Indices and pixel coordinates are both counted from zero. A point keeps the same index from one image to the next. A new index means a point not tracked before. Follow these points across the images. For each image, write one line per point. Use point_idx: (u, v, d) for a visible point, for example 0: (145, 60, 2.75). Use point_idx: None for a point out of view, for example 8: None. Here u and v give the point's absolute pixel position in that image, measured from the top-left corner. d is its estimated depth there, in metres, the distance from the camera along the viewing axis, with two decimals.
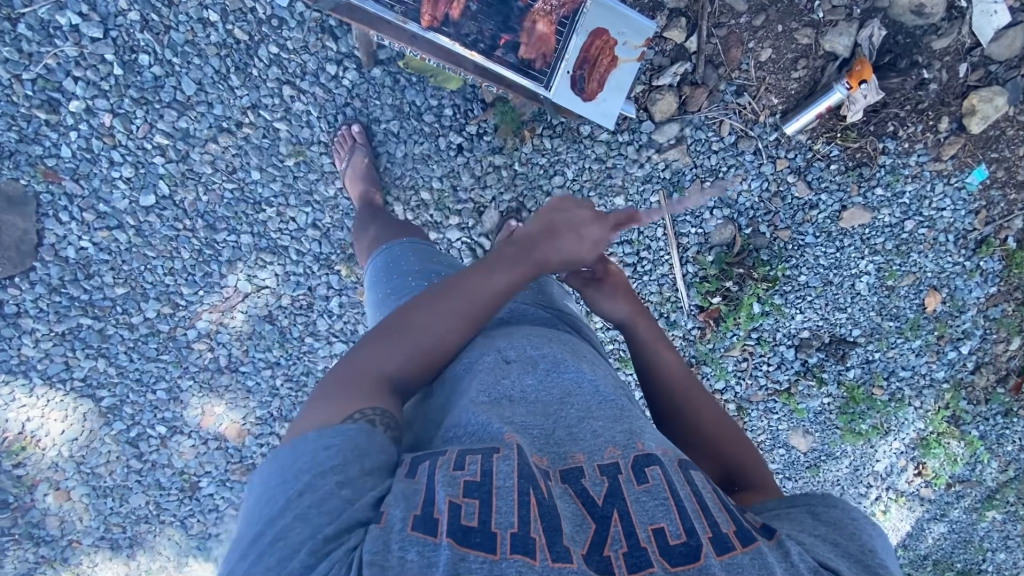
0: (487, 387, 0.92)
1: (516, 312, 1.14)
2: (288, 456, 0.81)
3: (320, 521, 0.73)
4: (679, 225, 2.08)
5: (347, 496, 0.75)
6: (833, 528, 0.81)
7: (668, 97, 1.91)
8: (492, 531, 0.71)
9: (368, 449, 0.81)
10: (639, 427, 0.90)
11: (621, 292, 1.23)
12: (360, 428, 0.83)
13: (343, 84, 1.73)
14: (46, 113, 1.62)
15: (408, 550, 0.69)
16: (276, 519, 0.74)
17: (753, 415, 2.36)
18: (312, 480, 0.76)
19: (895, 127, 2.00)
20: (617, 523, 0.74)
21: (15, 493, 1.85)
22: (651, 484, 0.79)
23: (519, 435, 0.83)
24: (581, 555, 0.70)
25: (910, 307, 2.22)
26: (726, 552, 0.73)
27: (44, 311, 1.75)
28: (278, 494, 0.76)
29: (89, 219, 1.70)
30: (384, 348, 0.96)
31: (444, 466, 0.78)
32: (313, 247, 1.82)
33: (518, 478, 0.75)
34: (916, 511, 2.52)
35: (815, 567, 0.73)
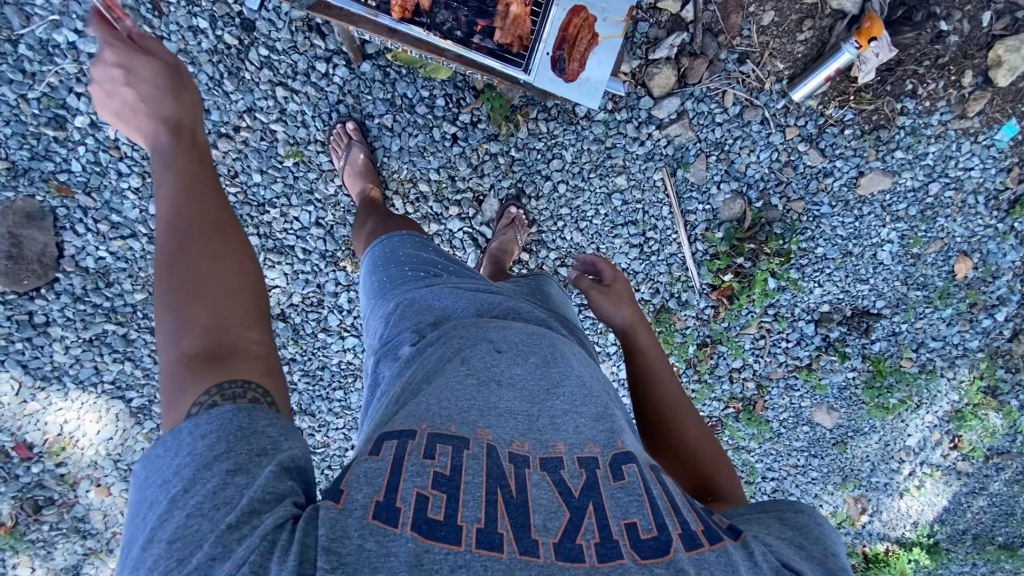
0: (477, 373, 0.91)
1: (510, 309, 1.12)
2: (161, 456, 0.72)
3: (218, 515, 0.67)
4: (685, 202, 2.01)
5: (234, 482, 0.69)
6: (800, 531, 0.80)
7: (666, 70, 1.84)
8: (458, 524, 0.70)
9: (253, 428, 0.74)
10: (623, 429, 0.89)
11: (625, 303, 1.32)
12: (237, 409, 0.75)
13: (335, 82, 1.74)
14: (53, 129, 1.68)
15: (367, 539, 0.67)
16: (167, 522, 0.67)
17: (774, 392, 2.29)
18: (200, 461, 0.70)
19: (913, 86, 1.88)
20: (590, 515, 0.74)
21: (59, 491, 1.97)
22: (626, 481, 0.78)
23: (495, 431, 0.82)
24: (550, 547, 0.70)
25: (939, 275, 2.11)
26: (695, 548, 0.71)
27: (71, 319, 1.84)
28: (163, 499, 0.69)
29: (104, 229, 1.77)
30: (166, 334, 0.82)
31: (413, 453, 0.76)
32: (318, 245, 1.86)
33: (487, 478, 0.75)
34: (953, 485, 2.42)
35: (779, 566, 0.73)
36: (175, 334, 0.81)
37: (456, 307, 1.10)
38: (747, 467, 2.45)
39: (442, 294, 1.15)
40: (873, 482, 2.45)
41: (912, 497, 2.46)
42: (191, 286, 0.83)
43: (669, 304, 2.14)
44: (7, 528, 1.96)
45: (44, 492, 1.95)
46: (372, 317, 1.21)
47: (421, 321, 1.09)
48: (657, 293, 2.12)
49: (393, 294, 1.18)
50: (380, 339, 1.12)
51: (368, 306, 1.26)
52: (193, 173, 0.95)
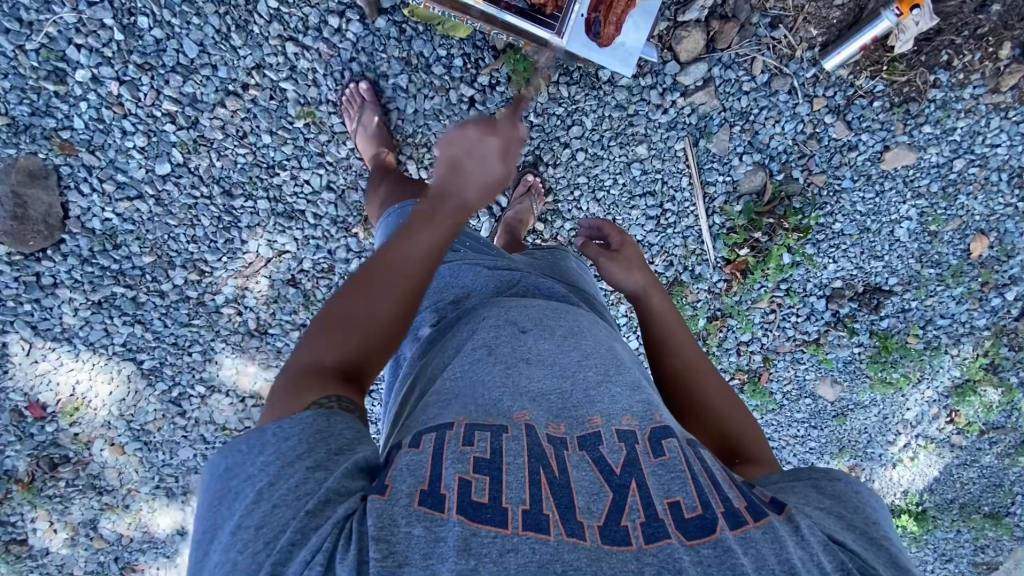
0: (505, 355, 0.90)
1: (532, 286, 1.10)
2: (242, 451, 0.74)
3: (300, 506, 0.68)
4: (706, 173, 1.97)
5: (314, 477, 0.70)
6: (838, 501, 0.81)
7: (695, 34, 1.76)
8: (503, 506, 0.70)
9: (332, 431, 0.75)
10: (655, 402, 0.89)
11: (634, 265, 1.26)
12: (317, 413, 0.76)
13: (348, 38, 1.65)
14: (54, 84, 1.60)
15: (415, 525, 0.67)
16: (254, 512, 0.68)
17: (779, 365, 2.31)
18: (285, 459, 0.72)
19: (949, 57, 1.81)
20: (634, 492, 0.73)
21: (73, 449, 1.99)
22: (666, 457, 0.78)
23: (531, 411, 0.82)
24: (595, 529, 0.69)
25: (954, 253, 2.10)
26: (739, 526, 0.71)
27: (79, 281, 1.81)
28: (249, 490, 0.70)
29: (110, 189, 1.71)
30: (312, 348, 0.85)
31: (452, 441, 0.76)
32: (329, 211, 1.81)
33: (528, 458, 0.75)
34: (946, 457, 2.49)
35: (825, 541, 0.72)
36: (317, 351, 0.84)
37: (478, 286, 1.09)
38: None
39: (460, 273, 1.13)
40: (868, 453, 2.51)
41: (905, 468, 2.53)
42: (338, 324, 0.86)
43: (682, 277, 2.13)
44: (24, 484, 2.00)
45: (59, 449, 1.97)
46: None
47: (441, 301, 1.10)
48: (670, 266, 2.11)
49: None
50: None
51: None
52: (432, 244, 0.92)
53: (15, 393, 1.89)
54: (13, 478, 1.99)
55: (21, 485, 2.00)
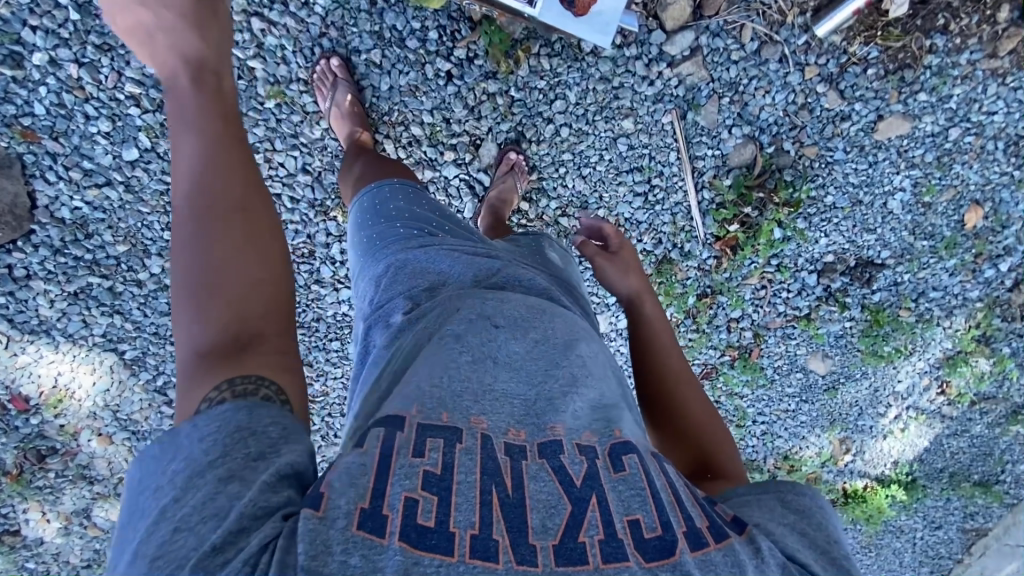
0: (476, 351, 0.86)
1: (511, 279, 1.06)
2: (154, 459, 0.70)
3: (205, 530, 0.63)
4: (694, 147, 1.91)
5: (224, 490, 0.65)
6: (802, 516, 0.79)
7: (681, 0, 1.69)
8: (450, 531, 0.65)
9: (253, 428, 0.71)
10: (622, 415, 0.85)
11: (631, 269, 1.27)
12: (237, 407, 0.72)
13: (316, 12, 1.58)
14: (10, 67, 1.53)
15: (352, 553, 0.62)
16: (157, 533, 0.63)
17: (770, 341, 2.30)
18: (195, 467, 0.66)
19: (945, 21, 1.75)
20: (593, 508, 0.70)
21: (60, 441, 1.98)
22: (628, 473, 0.75)
23: (491, 418, 0.78)
24: (549, 551, 0.65)
25: (948, 225, 2.06)
26: (700, 548, 0.69)
27: (53, 272, 1.76)
28: (154, 507, 0.65)
29: (77, 177, 1.66)
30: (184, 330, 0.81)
31: (401, 452, 0.71)
32: (306, 194, 1.76)
33: (481, 474, 0.71)
34: (936, 428, 2.50)
35: (784, 561, 0.71)
36: (191, 329, 0.81)
37: (454, 276, 1.04)
38: (738, 412, 2.51)
39: (436, 258, 1.08)
40: (859, 425, 2.52)
41: (896, 439, 2.55)
42: (202, 289, 0.82)
43: (671, 255, 2.09)
44: (13, 475, 1.99)
45: (46, 441, 1.96)
46: (361, 278, 1.14)
47: (414, 287, 1.04)
48: (659, 244, 2.06)
49: (384, 254, 1.12)
50: (370, 304, 1.06)
51: (356, 264, 1.19)
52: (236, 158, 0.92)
53: None
54: (1, 470, 1.98)
55: (9, 477, 1.99)
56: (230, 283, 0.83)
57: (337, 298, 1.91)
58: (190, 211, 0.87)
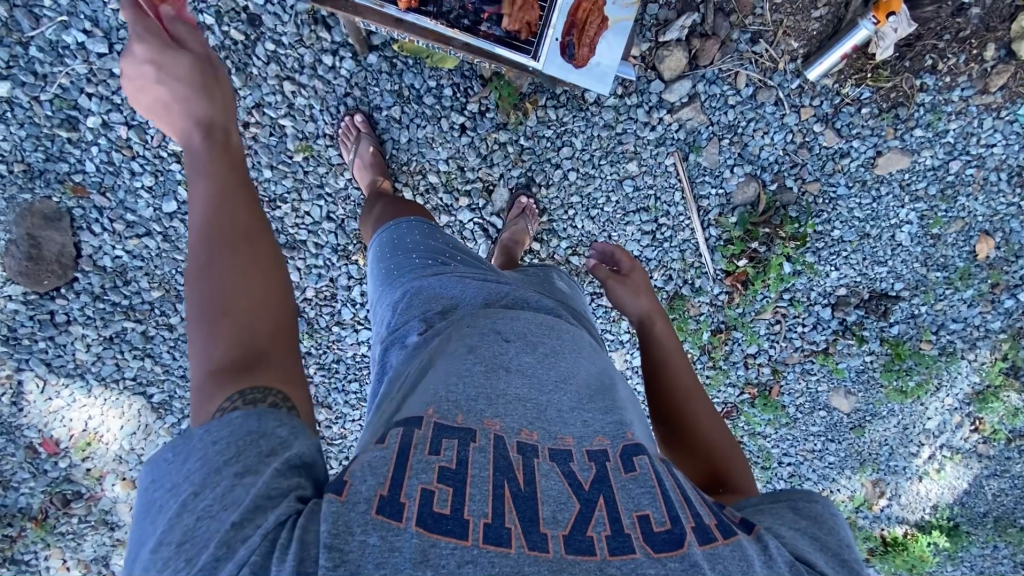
0: (486, 359, 0.92)
1: (519, 299, 1.12)
2: (168, 458, 0.73)
3: (226, 516, 0.68)
4: (698, 186, 1.98)
5: (241, 484, 0.70)
6: (813, 521, 0.82)
7: (677, 53, 1.80)
8: (464, 518, 0.70)
9: (263, 431, 0.75)
10: (629, 419, 0.90)
11: (642, 290, 1.33)
12: (247, 413, 0.75)
13: (342, 74, 1.72)
14: (66, 131, 1.69)
15: (370, 534, 0.68)
16: (180, 521, 0.68)
17: (790, 377, 2.27)
18: (209, 464, 0.71)
19: (934, 61, 1.83)
20: (600, 508, 0.74)
21: (86, 485, 2.02)
22: (638, 473, 0.79)
23: (503, 421, 0.83)
24: (559, 540, 0.70)
25: (960, 256, 2.07)
26: (708, 542, 0.73)
27: (91, 318, 1.87)
28: (173, 498, 0.70)
29: (120, 228, 1.79)
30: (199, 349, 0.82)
31: (419, 448, 0.77)
32: (330, 239, 1.87)
33: (494, 471, 0.76)
34: (974, 468, 2.39)
35: (792, 560, 0.75)
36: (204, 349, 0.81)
37: (467, 298, 1.10)
38: (762, 453, 2.44)
39: (450, 284, 1.14)
40: (891, 466, 2.42)
41: (932, 480, 2.44)
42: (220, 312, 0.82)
43: (682, 291, 2.12)
44: (37, 521, 2.02)
45: (72, 485, 2.00)
46: (380, 303, 1.21)
47: (429, 310, 1.10)
48: (670, 280, 2.11)
49: (401, 282, 1.19)
50: (387, 326, 1.13)
51: (375, 293, 1.26)
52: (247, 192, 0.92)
53: (29, 430, 1.93)
54: (27, 516, 2.02)
55: (34, 523, 2.02)
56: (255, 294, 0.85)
57: (357, 339, 1.98)
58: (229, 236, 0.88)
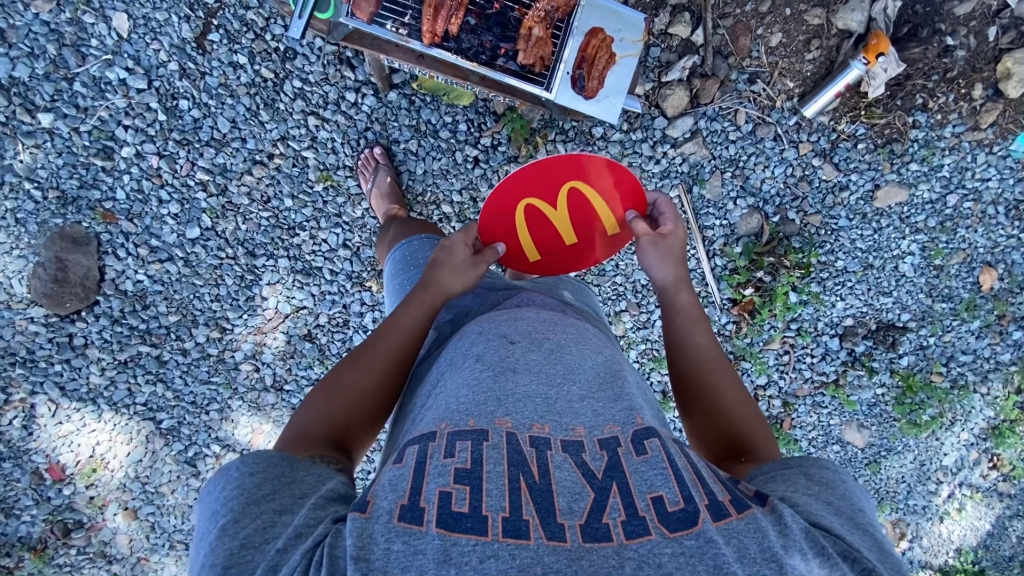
0: (492, 363, 0.92)
1: (526, 299, 1.13)
2: (211, 496, 0.81)
3: (268, 545, 0.74)
4: (702, 218, 2.05)
5: (280, 519, 0.77)
6: (825, 486, 0.84)
7: (679, 92, 1.90)
8: (483, 514, 0.72)
9: (295, 476, 0.83)
10: (638, 405, 0.91)
11: (670, 257, 1.20)
12: (283, 456, 0.85)
13: (363, 110, 1.83)
14: (101, 160, 1.78)
15: (393, 541, 0.70)
16: (220, 547, 0.74)
17: (801, 410, 2.25)
18: (248, 497, 0.78)
19: (924, 99, 1.92)
20: (615, 493, 0.75)
21: (87, 514, 1.99)
22: (649, 455, 0.80)
23: (514, 417, 0.84)
24: (576, 529, 0.71)
25: (964, 287, 2.09)
26: (723, 518, 0.73)
27: (108, 341, 1.90)
28: (213, 528, 0.76)
29: (144, 253, 1.85)
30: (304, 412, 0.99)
31: (435, 455, 0.79)
32: (345, 266, 1.92)
33: (509, 466, 0.77)
34: (996, 508, 2.32)
35: (807, 527, 0.75)
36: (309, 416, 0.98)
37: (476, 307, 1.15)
38: None
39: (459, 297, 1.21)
40: (910, 505, 2.34)
41: (953, 522, 2.35)
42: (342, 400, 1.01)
43: None
44: (36, 551, 1.98)
45: (73, 514, 1.97)
46: None
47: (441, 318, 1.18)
48: None
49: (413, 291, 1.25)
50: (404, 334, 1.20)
51: (390, 308, 1.31)
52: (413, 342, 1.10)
53: (37, 455, 1.93)
54: (25, 545, 1.98)
55: (33, 553, 1.98)
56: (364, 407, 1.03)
57: None
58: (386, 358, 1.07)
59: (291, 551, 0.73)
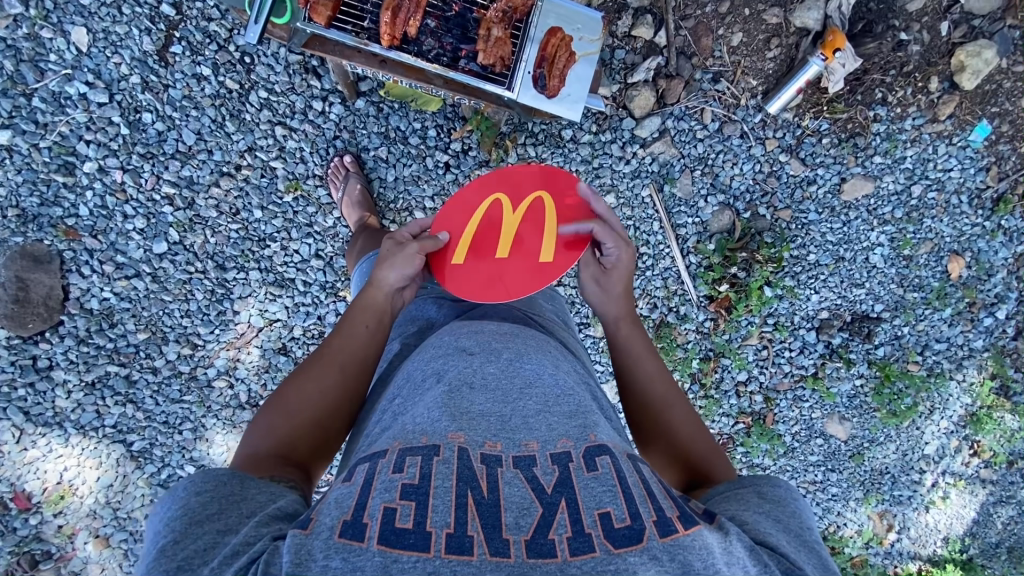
0: (449, 377, 0.90)
1: (485, 312, 1.13)
2: (156, 515, 0.78)
3: (205, 565, 0.70)
4: (675, 216, 2.07)
5: (222, 540, 0.73)
6: (777, 504, 0.83)
7: (645, 92, 1.93)
8: (427, 530, 0.70)
9: (243, 496, 0.81)
10: (594, 421, 0.88)
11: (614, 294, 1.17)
12: (233, 475, 0.83)
13: (331, 119, 1.82)
14: (63, 176, 1.75)
15: (333, 557, 0.67)
16: (157, 568, 0.70)
17: (782, 405, 2.25)
18: (192, 517, 0.75)
19: (883, 94, 1.97)
20: (563, 509, 0.74)
21: (56, 544, 1.91)
22: (599, 471, 0.78)
23: (466, 433, 0.82)
24: (521, 544, 0.70)
25: (934, 276, 2.13)
26: (669, 534, 0.72)
27: (74, 362, 1.85)
28: (152, 549, 0.73)
29: (109, 270, 1.81)
30: (258, 430, 0.97)
31: (382, 471, 0.77)
32: (318, 277, 1.89)
33: (457, 481, 0.75)
34: (980, 495, 2.33)
35: (751, 544, 0.74)
36: (262, 432, 0.97)
37: (438, 319, 1.16)
38: None
39: (424, 308, 1.21)
40: (896, 496, 2.34)
41: (939, 511, 2.36)
42: (294, 410, 0.99)
43: (668, 318, 2.15)
44: None
45: (41, 545, 1.90)
46: None
47: (405, 331, 1.18)
48: (655, 309, 2.14)
49: None
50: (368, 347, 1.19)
51: None
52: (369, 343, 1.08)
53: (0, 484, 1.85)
54: None
55: None
56: (320, 415, 1.01)
57: None
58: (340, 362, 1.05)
59: (227, 567, 0.69)
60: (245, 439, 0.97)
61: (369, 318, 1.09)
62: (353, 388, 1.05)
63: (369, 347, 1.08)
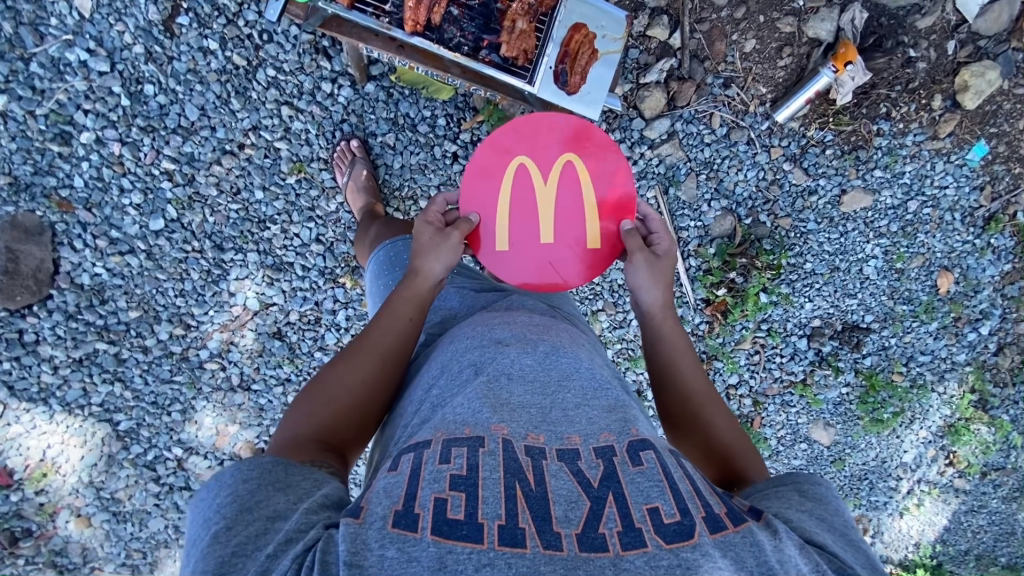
0: (488, 369, 0.91)
1: (515, 303, 1.13)
2: (204, 500, 0.77)
3: (260, 553, 0.70)
4: (678, 219, 2.08)
5: (273, 526, 0.73)
6: (817, 503, 0.85)
7: (656, 93, 1.94)
8: (479, 522, 0.70)
9: (289, 481, 0.80)
10: (632, 415, 0.89)
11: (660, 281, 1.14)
12: (276, 461, 0.81)
13: (339, 102, 1.79)
14: (58, 145, 1.69)
15: (388, 547, 0.68)
16: (211, 555, 0.70)
17: (770, 409, 2.29)
18: (242, 504, 0.74)
19: (887, 108, 2.00)
20: (611, 503, 0.74)
21: (37, 522, 1.87)
22: (644, 466, 0.79)
23: (509, 425, 0.82)
24: (573, 538, 0.70)
25: (923, 290, 2.18)
26: (719, 530, 0.72)
27: (62, 337, 1.80)
28: (204, 535, 0.73)
29: (103, 245, 1.76)
30: (294, 418, 0.95)
31: (429, 461, 0.77)
32: (318, 262, 1.86)
33: (504, 473, 0.75)
34: (952, 503, 2.41)
35: (800, 543, 0.75)
36: (298, 420, 0.95)
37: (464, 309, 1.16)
38: None
39: (447, 297, 1.21)
40: (872, 501, 2.41)
41: (912, 517, 2.43)
42: (330, 398, 0.97)
43: None
44: None
45: (21, 522, 1.86)
46: None
47: (428, 323, 1.18)
48: None
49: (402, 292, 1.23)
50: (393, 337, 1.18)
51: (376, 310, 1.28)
52: (404, 334, 1.07)
53: None
54: None
55: None
56: (355, 404, 0.99)
57: None
58: (377, 351, 1.04)
59: (280, 557, 0.69)
60: (280, 428, 0.95)
61: (405, 307, 1.08)
62: (388, 379, 1.04)
63: (405, 338, 1.07)
